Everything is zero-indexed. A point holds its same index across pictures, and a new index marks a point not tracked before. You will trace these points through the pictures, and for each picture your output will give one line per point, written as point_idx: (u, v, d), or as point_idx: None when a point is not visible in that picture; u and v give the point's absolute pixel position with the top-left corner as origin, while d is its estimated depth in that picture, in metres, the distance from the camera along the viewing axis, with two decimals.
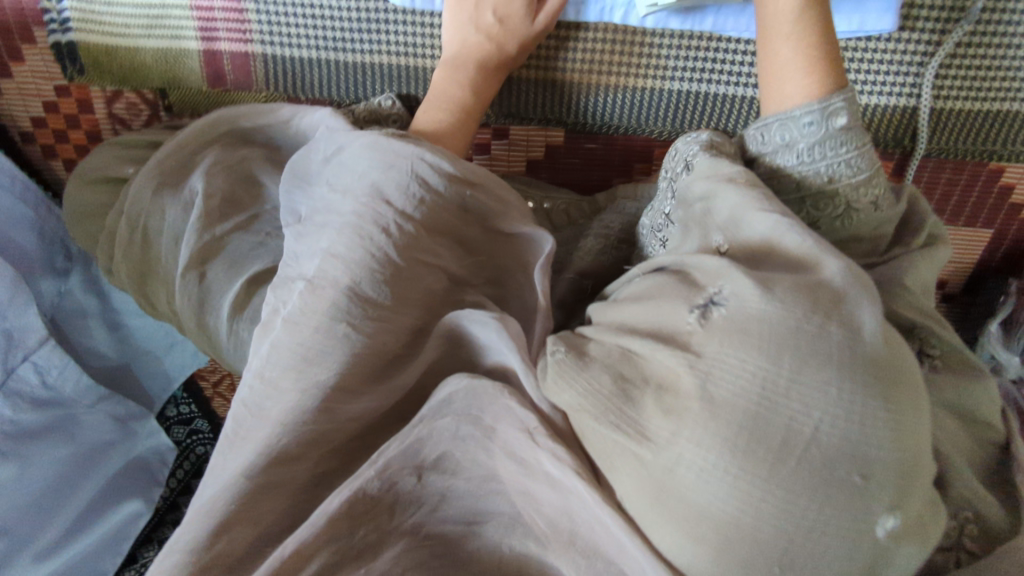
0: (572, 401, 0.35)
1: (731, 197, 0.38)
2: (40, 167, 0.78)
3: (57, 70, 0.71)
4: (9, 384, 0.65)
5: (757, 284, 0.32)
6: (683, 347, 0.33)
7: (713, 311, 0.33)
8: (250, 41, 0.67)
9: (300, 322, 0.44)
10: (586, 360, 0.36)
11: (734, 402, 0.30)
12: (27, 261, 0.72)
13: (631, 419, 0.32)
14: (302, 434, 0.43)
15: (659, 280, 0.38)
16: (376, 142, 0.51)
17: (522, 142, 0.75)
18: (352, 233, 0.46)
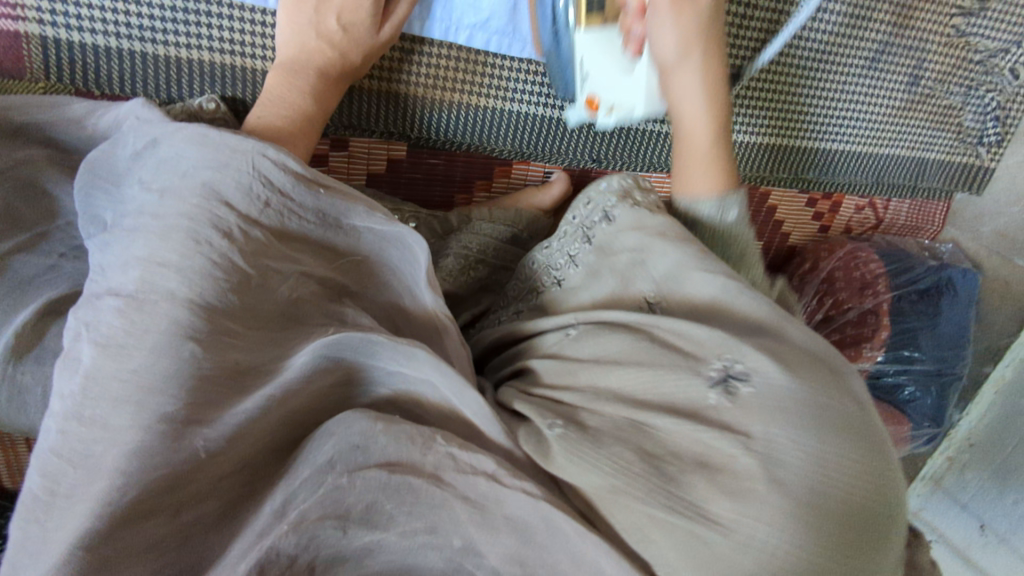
0: (598, 481, 0.39)
1: (664, 257, 0.51)
2: None
3: None
4: None
5: (774, 361, 0.40)
6: (722, 425, 0.38)
7: (738, 387, 0.39)
8: (24, 19, 0.55)
9: (128, 346, 0.37)
10: (593, 436, 0.41)
11: (801, 473, 0.36)
12: None
13: (682, 499, 0.37)
14: (150, 479, 0.36)
15: (627, 340, 0.46)
16: (201, 135, 0.45)
17: (362, 155, 0.71)
18: (184, 238, 0.40)
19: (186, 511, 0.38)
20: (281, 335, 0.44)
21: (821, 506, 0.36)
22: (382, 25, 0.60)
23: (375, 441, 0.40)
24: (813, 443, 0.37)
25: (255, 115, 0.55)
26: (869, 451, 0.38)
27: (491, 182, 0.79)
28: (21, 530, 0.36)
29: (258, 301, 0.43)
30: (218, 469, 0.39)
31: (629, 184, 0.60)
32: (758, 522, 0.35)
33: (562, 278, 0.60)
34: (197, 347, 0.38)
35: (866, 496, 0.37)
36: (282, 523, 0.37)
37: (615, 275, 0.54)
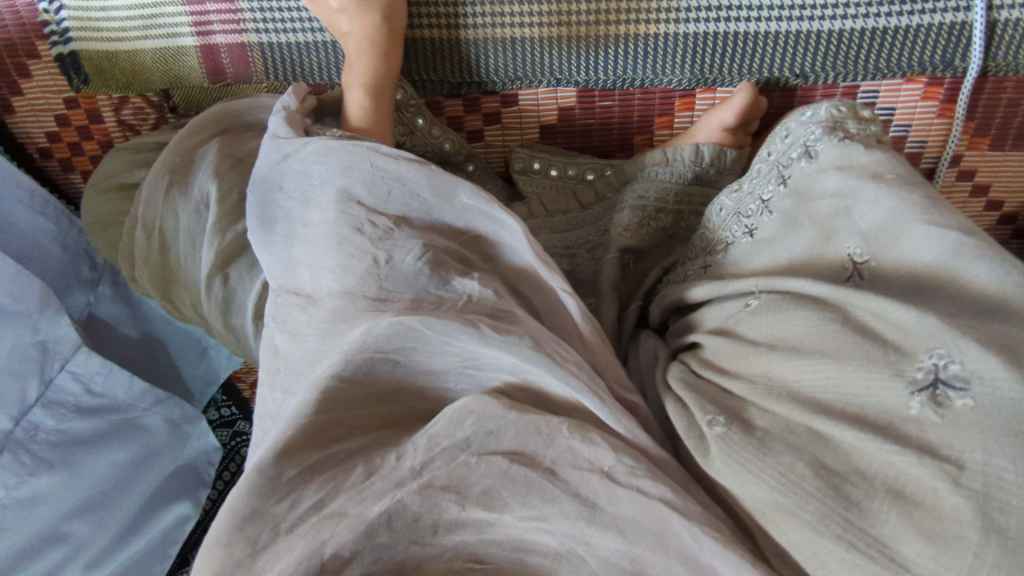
0: (762, 495, 0.35)
1: (883, 205, 0.39)
2: (61, 182, 0.78)
3: (62, 81, 0.71)
4: (48, 395, 0.67)
5: (1004, 361, 0.30)
6: (929, 452, 0.31)
7: (946, 395, 0.31)
8: (245, 31, 0.66)
9: (309, 334, 0.47)
10: (761, 439, 0.36)
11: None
12: (53, 274, 0.72)
13: (861, 530, 0.32)
14: (306, 426, 0.41)
15: (812, 319, 0.37)
16: (328, 147, 0.52)
17: (531, 107, 0.71)
18: (334, 241, 0.48)
19: (335, 450, 0.41)
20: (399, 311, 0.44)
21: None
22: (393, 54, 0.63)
23: (505, 431, 0.40)
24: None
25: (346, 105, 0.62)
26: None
27: (673, 118, 0.71)
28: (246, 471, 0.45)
29: (395, 288, 0.46)
30: (354, 407, 0.43)
31: (840, 114, 0.47)
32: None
33: (753, 228, 0.48)
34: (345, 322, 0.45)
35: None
36: (415, 481, 0.39)
37: (817, 225, 0.43)
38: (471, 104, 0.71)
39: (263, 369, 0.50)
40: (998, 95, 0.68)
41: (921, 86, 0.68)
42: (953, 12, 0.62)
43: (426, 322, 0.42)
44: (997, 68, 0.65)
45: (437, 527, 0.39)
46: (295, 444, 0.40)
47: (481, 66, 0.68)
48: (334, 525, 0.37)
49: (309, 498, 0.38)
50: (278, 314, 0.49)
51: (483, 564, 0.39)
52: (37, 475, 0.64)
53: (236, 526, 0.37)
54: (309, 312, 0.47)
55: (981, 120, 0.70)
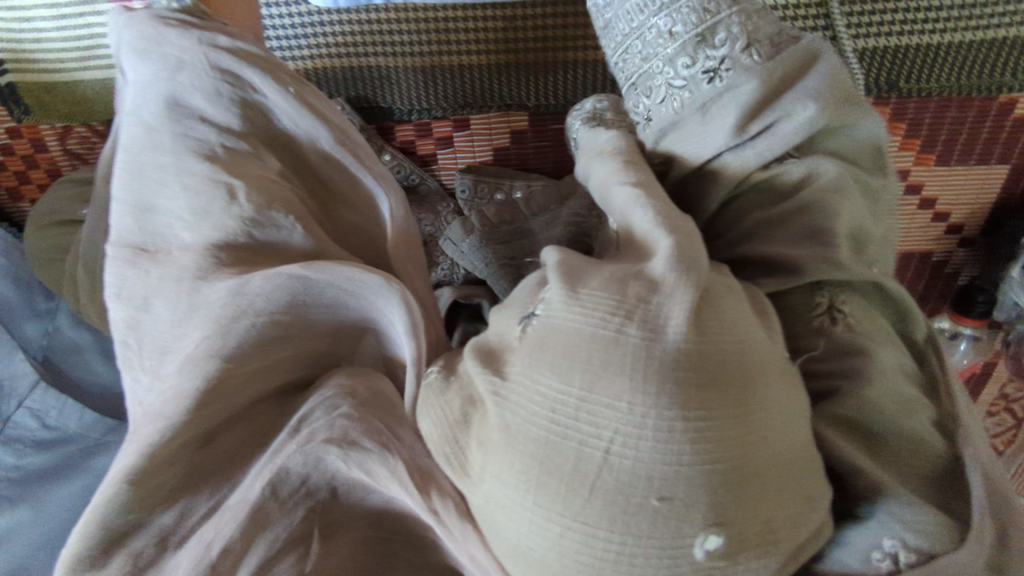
0: (431, 426, 0.33)
1: (603, 171, 0.40)
2: (10, 212, 0.76)
3: (3, 112, 0.69)
4: (7, 432, 0.70)
5: (568, 286, 0.31)
6: (496, 367, 0.31)
7: (530, 321, 0.31)
8: None
9: (164, 289, 0.39)
10: (451, 381, 0.34)
11: (524, 428, 0.29)
12: (5, 308, 0.72)
13: (456, 450, 0.32)
14: (174, 431, 0.35)
15: (534, 278, 0.36)
16: (153, 32, 0.44)
17: (483, 132, 0.71)
18: (192, 189, 0.40)
19: (217, 440, 0.37)
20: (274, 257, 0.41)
21: (544, 456, 0.28)
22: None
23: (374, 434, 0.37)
24: (557, 387, 0.29)
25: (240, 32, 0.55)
26: (716, 399, 0.28)
27: None
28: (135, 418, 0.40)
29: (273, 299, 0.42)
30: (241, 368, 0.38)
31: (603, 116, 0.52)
32: (505, 493, 0.29)
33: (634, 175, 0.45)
34: (201, 275, 0.39)
35: (623, 435, 0.27)
36: (292, 444, 0.37)
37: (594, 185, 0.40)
38: (423, 129, 0.70)
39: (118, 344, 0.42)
40: (944, 112, 0.69)
41: (868, 106, 0.69)
42: (893, 37, 0.64)
43: (313, 268, 0.38)
44: (938, 89, 0.67)
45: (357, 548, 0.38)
46: (188, 436, 0.36)
47: (435, 94, 0.67)
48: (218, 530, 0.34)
49: (200, 508, 0.36)
50: (121, 285, 0.40)
51: (408, 552, 0.38)
52: (2, 513, 0.67)
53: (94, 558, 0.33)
54: (157, 270, 0.40)
55: (928, 140, 0.71)
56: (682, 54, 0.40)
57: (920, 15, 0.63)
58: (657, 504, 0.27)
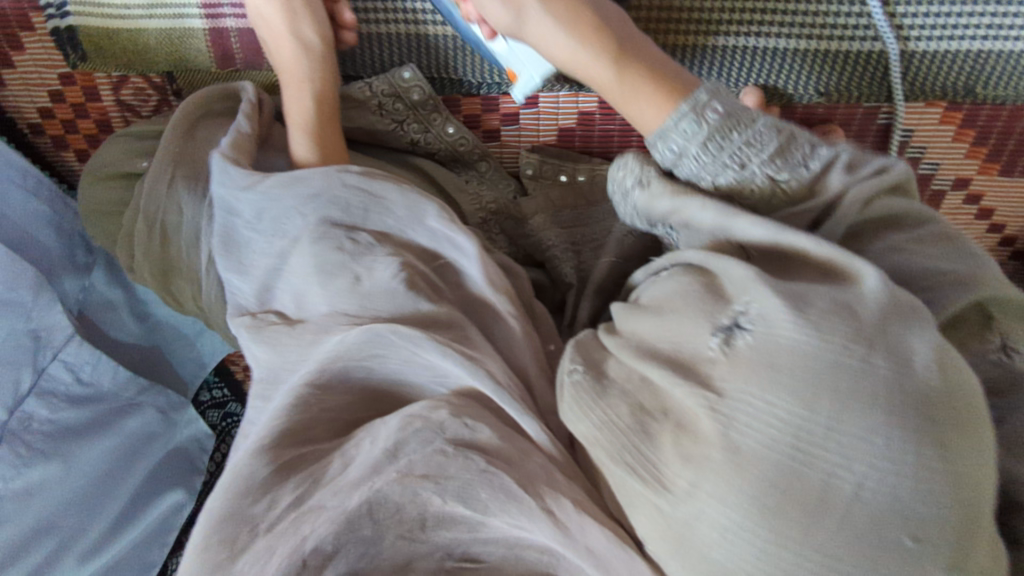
0: (588, 431, 0.36)
1: (705, 214, 0.40)
2: (51, 160, 0.74)
3: (58, 57, 0.67)
4: (41, 384, 0.65)
5: (787, 305, 0.32)
6: (703, 384, 0.32)
7: (737, 338, 0.33)
8: None
9: (285, 343, 0.48)
10: (605, 385, 0.36)
11: (762, 452, 0.30)
12: (48, 260, 0.69)
13: (647, 463, 0.33)
14: (289, 444, 0.42)
15: (681, 281, 0.38)
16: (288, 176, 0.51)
17: (550, 111, 0.69)
18: (314, 312, 0.48)
19: (312, 437, 0.43)
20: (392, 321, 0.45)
21: (725, 443, 0.31)
22: (331, 126, 0.59)
23: (479, 427, 0.40)
24: (792, 404, 0.30)
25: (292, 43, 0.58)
26: (942, 426, 0.29)
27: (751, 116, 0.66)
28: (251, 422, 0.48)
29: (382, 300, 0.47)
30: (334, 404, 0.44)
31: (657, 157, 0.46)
32: (712, 499, 0.30)
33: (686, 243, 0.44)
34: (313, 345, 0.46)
35: (872, 470, 0.29)
36: (393, 469, 0.39)
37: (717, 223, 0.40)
38: (489, 104, 0.69)
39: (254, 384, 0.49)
40: (1014, 123, 0.69)
41: (939, 111, 0.68)
42: (981, 40, 0.63)
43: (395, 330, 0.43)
44: (1010, 96, 0.67)
45: (424, 523, 0.40)
46: (283, 434, 0.42)
47: (507, 66, 0.66)
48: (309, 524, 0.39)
49: (285, 496, 0.39)
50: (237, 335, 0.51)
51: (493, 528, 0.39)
52: (33, 467, 0.62)
53: (214, 522, 0.39)
54: (278, 338, 0.48)
55: (992, 151, 0.71)
56: (719, 130, 0.43)
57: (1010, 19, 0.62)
58: (909, 544, 0.28)
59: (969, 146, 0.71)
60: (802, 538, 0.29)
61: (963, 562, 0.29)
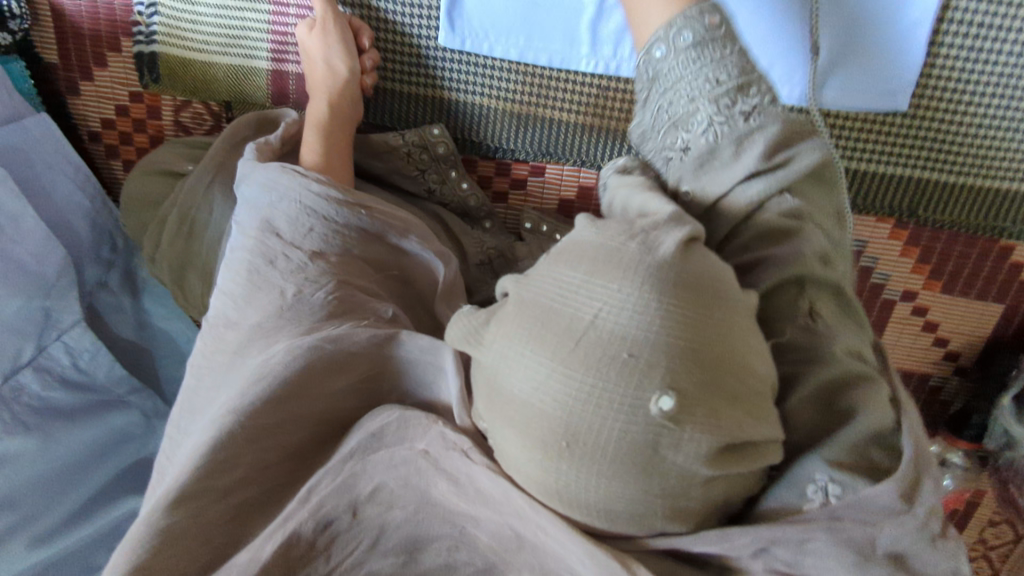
0: (463, 336, 0.35)
1: (659, 204, 0.37)
2: (100, 166, 0.82)
3: (133, 76, 0.76)
4: (39, 360, 0.67)
5: (628, 293, 0.30)
6: (535, 336, 0.31)
7: (630, 251, 0.32)
8: None
9: (222, 336, 0.50)
10: (486, 318, 0.35)
11: (536, 300, 0.32)
12: (78, 249, 0.74)
13: (476, 332, 0.34)
14: (202, 465, 0.39)
15: (604, 285, 0.31)
16: (272, 175, 0.56)
17: (554, 182, 0.79)
18: (251, 285, 0.50)
19: (236, 491, 0.41)
20: (312, 325, 0.46)
21: (550, 314, 0.31)
22: (346, 128, 0.69)
23: (416, 434, 0.40)
24: (551, 366, 0.30)
25: (332, 58, 0.67)
26: (696, 302, 0.31)
27: None
28: (167, 449, 0.51)
29: (307, 314, 0.47)
30: (284, 410, 0.42)
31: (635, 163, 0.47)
32: (517, 403, 0.32)
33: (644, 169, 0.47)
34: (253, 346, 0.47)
35: (652, 340, 0.30)
36: (303, 508, 0.39)
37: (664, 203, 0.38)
38: (502, 168, 0.79)
39: (192, 358, 0.52)
40: (953, 246, 0.79)
41: (888, 228, 0.79)
42: (924, 170, 0.74)
43: (324, 338, 0.44)
44: (948, 222, 0.77)
45: (325, 542, 0.40)
46: (187, 483, 0.39)
47: (522, 139, 0.75)
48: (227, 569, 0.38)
49: (205, 553, 0.39)
50: (210, 334, 0.51)
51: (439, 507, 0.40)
52: (13, 436, 0.63)
53: None
54: (219, 342, 0.50)
55: (935, 270, 0.81)
56: (694, 54, 0.44)
57: (947, 154, 0.72)
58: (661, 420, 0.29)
59: (914, 262, 0.81)
60: (574, 357, 0.30)
61: (687, 398, 0.29)
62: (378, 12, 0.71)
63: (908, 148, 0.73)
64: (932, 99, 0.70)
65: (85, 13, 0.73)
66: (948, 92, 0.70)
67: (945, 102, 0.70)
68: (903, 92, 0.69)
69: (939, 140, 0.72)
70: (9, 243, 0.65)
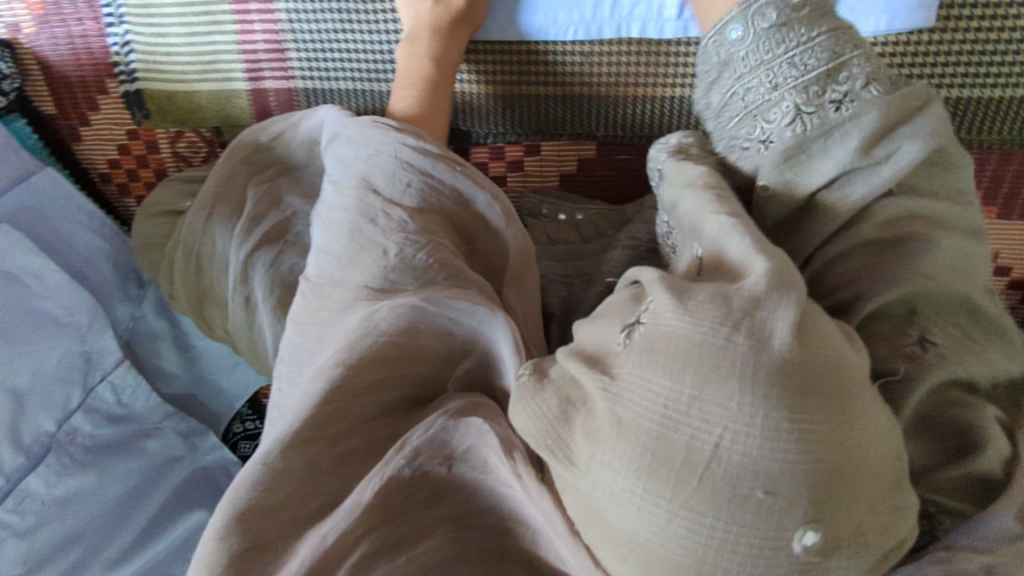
0: (529, 428, 0.30)
1: (714, 215, 0.34)
2: (116, 205, 0.84)
3: (126, 115, 0.77)
4: (87, 402, 0.72)
5: (674, 296, 0.28)
6: (604, 370, 0.29)
7: (636, 331, 0.29)
8: (293, 78, 0.72)
9: (326, 289, 0.46)
10: (545, 382, 0.31)
11: (642, 425, 0.26)
12: (104, 287, 0.77)
13: (563, 445, 0.29)
14: (316, 414, 0.37)
15: (616, 296, 0.34)
16: (367, 125, 0.53)
17: (553, 158, 0.75)
18: (347, 230, 0.47)
19: (343, 440, 0.37)
20: (420, 290, 0.44)
21: (663, 449, 0.26)
22: (451, 66, 0.65)
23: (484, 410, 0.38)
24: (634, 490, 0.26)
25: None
26: (818, 400, 0.26)
27: None
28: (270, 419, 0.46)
29: (405, 281, 0.44)
30: (390, 369, 0.40)
31: (689, 142, 0.46)
32: (606, 468, 0.27)
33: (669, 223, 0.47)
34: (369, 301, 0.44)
35: (746, 447, 0.25)
36: (399, 457, 0.35)
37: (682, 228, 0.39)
38: (496, 152, 0.76)
39: (289, 318, 0.48)
40: (1005, 167, 0.70)
41: None
42: (962, 88, 0.65)
43: (430, 299, 0.40)
44: (998, 141, 0.68)
45: (426, 499, 0.37)
46: (301, 433, 0.36)
47: (510, 119, 0.72)
48: (333, 518, 0.34)
49: (314, 500, 0.36)
50: (314, 291, 0.47)
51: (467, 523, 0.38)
52: (73, 476, 0.69)
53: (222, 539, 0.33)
54: (320, 301, 0.46)
55: (987, 193, 0.73)
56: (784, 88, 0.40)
57: (987, 65, 0.63)
58: (764, 499, 0.25)
59: None
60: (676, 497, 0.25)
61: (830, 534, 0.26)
62: (341, 11, 0.67)
63: (945, 64, 0.64)
64: (962, 9, 0.61)
65: (69, 62, 0.74)
66: None
67: (972, 7, 0.61)
68: (922, 9, 0.61)
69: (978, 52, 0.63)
70: (38, 298, 0.69)
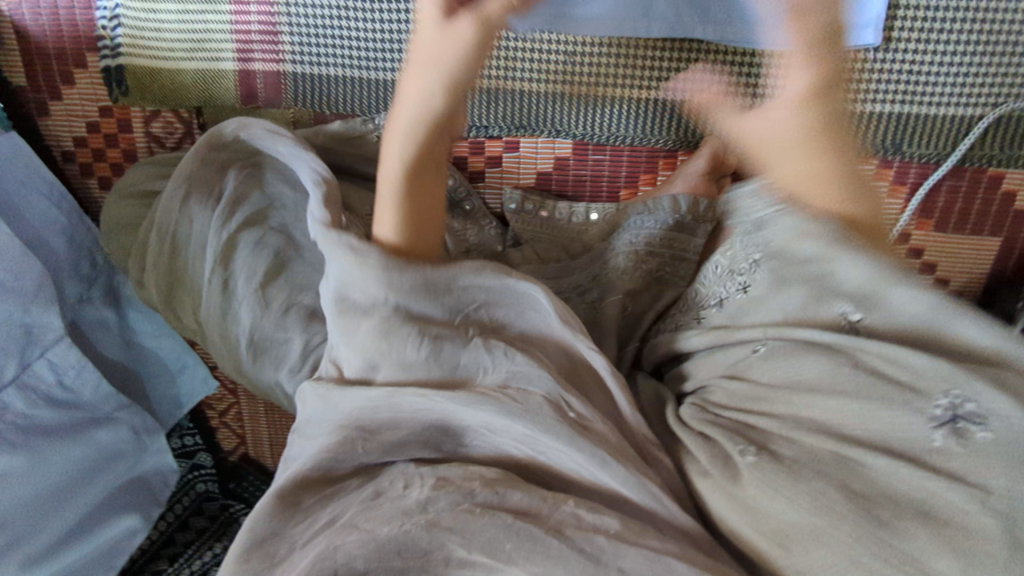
0: (797, 516, 0.43)
1: (856, 272, 0.52)
2: (76, 184, 0.81)
3: (103, 92, 0.76)
4: (23, 378, 0.66)
5: (999, 393, 0.42)
6: (934, 471, 0.41)
7: (964, 426, 0.42)
8: (283, 61, 0.73)
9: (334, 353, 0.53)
10: (787, 466, 0.45)
11: (999, 532, 0.38)
12: (55, 264, 0.73)
13: (886, 543, 0.40)
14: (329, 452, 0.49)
15: (828, 364, 0.49)
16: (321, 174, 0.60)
17: (530, 156, 0.79)
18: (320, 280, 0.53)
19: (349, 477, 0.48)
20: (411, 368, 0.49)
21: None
22: None
23: (511, 492, 0.45)
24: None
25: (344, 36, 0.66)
26: None
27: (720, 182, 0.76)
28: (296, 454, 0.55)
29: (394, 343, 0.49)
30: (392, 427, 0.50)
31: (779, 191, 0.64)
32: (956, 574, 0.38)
33: (746, 285, 0.61)
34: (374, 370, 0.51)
35: None
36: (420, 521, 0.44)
37: (807, 290, 0.55)
38: (476, 147, 0.78)
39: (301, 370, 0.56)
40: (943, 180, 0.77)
41: (874, 166, 0.77)
42: (905, 104, 0.72)
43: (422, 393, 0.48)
44: (934, 156, 0.75)
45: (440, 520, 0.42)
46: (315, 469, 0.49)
47: (494, 112, 0.75)
48: (346, 545, 0.44)
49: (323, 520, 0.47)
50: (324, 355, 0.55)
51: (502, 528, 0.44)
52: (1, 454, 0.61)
53: (243, 556, 0.47)
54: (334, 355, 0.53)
55: (926, 206, 0.79)
56: None
57: (923, 87, 0.71)
58: None
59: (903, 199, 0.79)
60: None
61: None
62: None
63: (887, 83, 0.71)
64: (902, 33, 0.69)
65: (49, 34, 0.74)
66: (912, 22, 0.68)
67: (912, 30, 0.69)
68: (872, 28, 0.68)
69: (911, 74, 0.70)
70: None
